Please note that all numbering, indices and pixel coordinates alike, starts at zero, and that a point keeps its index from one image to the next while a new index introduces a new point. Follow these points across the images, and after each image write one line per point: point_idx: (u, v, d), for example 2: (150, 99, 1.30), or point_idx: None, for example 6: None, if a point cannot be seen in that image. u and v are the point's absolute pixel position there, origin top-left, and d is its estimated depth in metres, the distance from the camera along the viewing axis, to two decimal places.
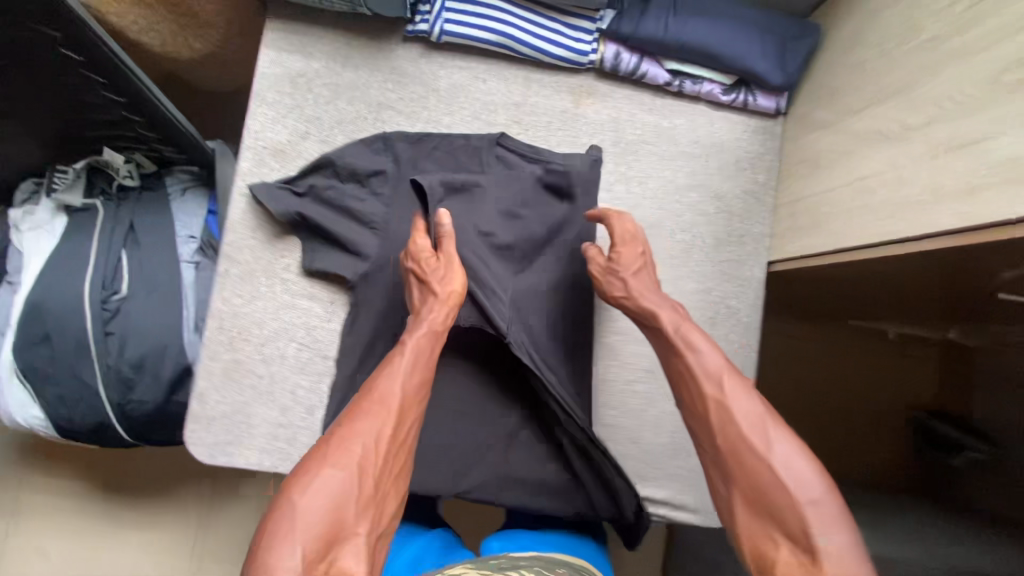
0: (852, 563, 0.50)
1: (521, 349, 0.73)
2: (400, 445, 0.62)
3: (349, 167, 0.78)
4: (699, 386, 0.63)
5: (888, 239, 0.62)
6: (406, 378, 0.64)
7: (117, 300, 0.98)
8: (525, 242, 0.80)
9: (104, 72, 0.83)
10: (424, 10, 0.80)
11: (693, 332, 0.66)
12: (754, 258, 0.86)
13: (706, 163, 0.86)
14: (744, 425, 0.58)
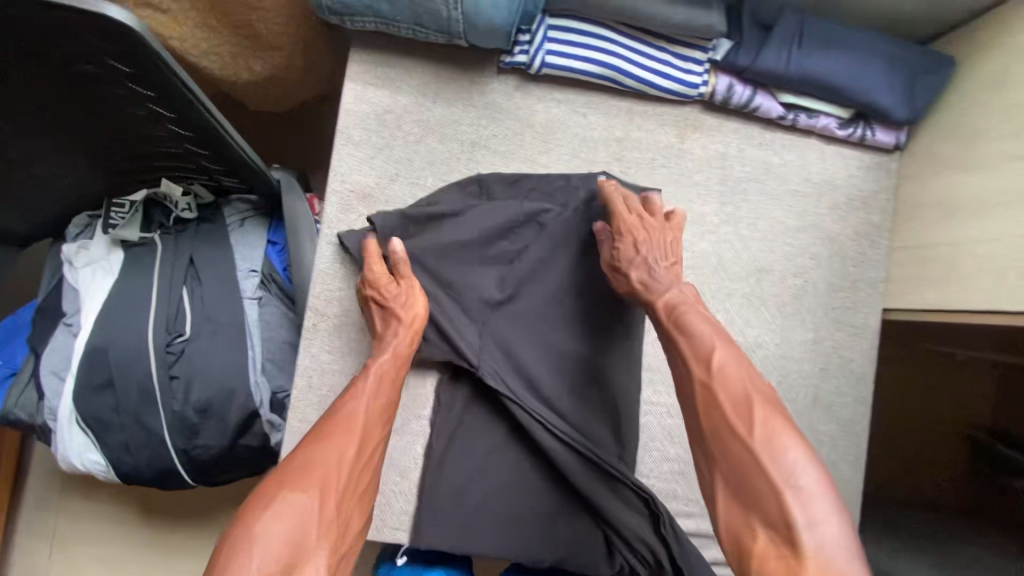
0: (836, 551, 0.48)
1: (494, 379, 0.72)
2: (364, 467, 0.61)
3: (437, 215, 0.72)
4: (688, 370, 0.61)
5: None
6: (369, 402, 0.64)
7: (181, 342, 0.92)
8: (531, 270, 0.74)
9: (173, 105, 0.76)
10: (524, 40, 0.73)
11: (691, 315, 0.63)
12: (868, 304, 0.81)
13: (817, 202, 0.80)
14: (730, 410, 0.56)
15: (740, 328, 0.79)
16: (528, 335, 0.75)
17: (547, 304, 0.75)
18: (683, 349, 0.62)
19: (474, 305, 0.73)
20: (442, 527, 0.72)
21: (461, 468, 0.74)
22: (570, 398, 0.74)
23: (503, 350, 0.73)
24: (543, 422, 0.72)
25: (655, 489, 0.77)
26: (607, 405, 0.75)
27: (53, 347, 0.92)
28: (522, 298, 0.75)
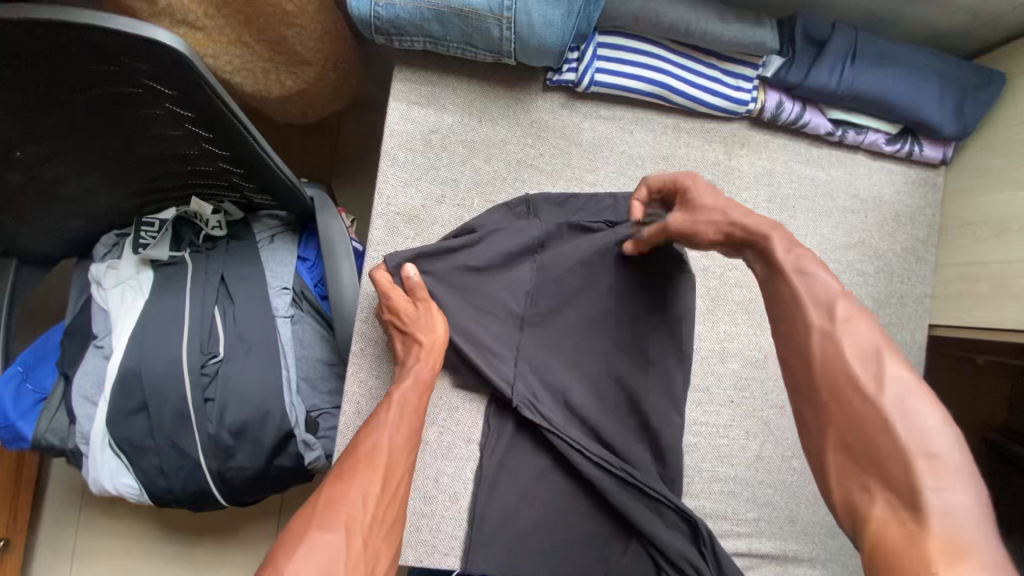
0: (975, 528, 0.37)
1: (529, 409, 0.70)
2: (391, 500, 0.59)
3: (477, 245, 0.71)
4: (803, 312, 0.48)
5: None
6: (393, 431, 0.63)
7: (216, 363, 0.91)
8: (568, 299, 0.73)
9: (214, 127, 0.74)
10: (573, 59, 0.72)
11: (802, 250, 0.51)
12: (915, 319, 0.80)
13: (864, 218, 0.80)
14: (854, 355, 0.44)
15: None
16: (562, 358, 0.73)
17: (576, 324, 0.73)
18: (793, 284, 0.50)
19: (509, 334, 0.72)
20: (492, 553, 0.70)
21: (509, 491, 0.72)
22: (610, 424, 0.72)
23: (535, 372, 0.72)
24: (582, 449, 0.70)
25: (707, 510, 0.76)
26: (646, 430, 0.73)
27: (84, 370, 0.90)
28: (558, 323, 0.73)
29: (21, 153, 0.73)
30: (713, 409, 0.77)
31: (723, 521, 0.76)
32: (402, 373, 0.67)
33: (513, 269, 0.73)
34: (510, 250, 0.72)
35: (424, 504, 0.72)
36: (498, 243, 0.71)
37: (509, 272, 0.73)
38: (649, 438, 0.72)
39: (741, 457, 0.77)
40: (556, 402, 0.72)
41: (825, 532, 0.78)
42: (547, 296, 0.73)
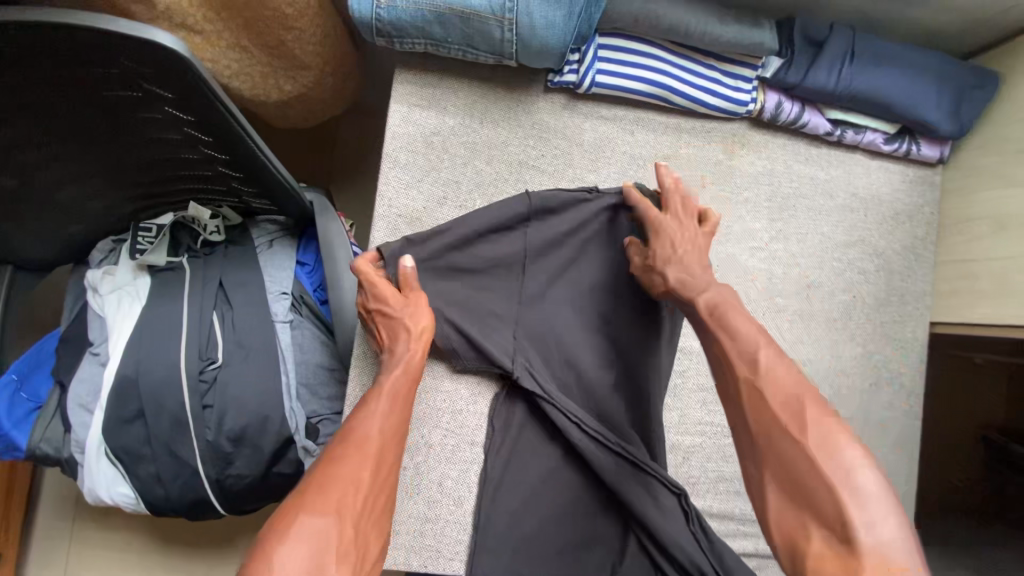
0: (902, 556, 0.41)
1: (529, 379, 0.71)
2: (380, 487, 0.57)
3: (472, 223, 0.70)
4: (731, 368, 0.54)
5: None
6: (384, 417, 0.61)
7: (214, 369, 0.90)
8: (560, 270, 0.74)
9: (213, 130, 0.73)
10: (574, 60, 0.72)
11: (734, 315, 0.56)
12: (915, 317, 0.80)
13: (863, 217, 0.80)
14: (779, 398, 0.49)
15: (791, 343, 0.78)
16: (557, 330, 0.73)
17: (567, 296, 0.74)
18: (724, 345, 0.55)
19: (507, 308, 0.72)
20: (500, 561, 0.70)
21: (514, 494, 0.72)
22: (607, 397, 0.73)
23: (533, 346, 0.72)
24: (577, 422, 0.71)
25: (712, 510, 0.75)
26: (642, 413, 0.74)
27: (79, 378, 0.88)
28: (552, 296, 0.74)
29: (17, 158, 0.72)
30: (718, 408, 0.77)
31: (728, 521, 0.76)
32: (390, 361, 0.66)
33: (500, 237, 0.72)
34: (502, 222, 0.71)
35: (428, 508, 0.71)
36: (492, 218, 0.71)
37: (502, 243, 0.72)
38: (648, 424, 0.74)
39: None
40: (551, 374, 0.73)
41: None
42: (541, 268, 0.73)
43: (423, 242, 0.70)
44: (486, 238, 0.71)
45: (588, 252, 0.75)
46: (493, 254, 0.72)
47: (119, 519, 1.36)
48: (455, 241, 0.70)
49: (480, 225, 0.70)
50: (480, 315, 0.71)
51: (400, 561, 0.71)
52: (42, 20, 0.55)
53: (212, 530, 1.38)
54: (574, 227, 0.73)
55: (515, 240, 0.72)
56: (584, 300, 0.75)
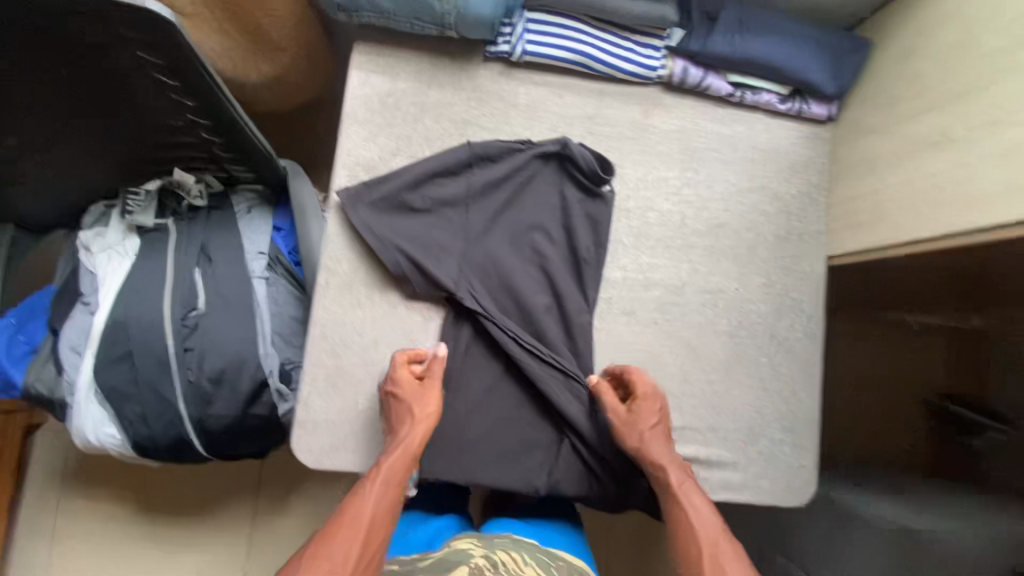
0: None
1: (471, 301, 0.82)
2: (367, 566, 0.64)
3: (421, 170, 0.82)
4: (695, 544, 0.70)
5: (962, 229, 0.70)
6: (378, 500, 0.69)
7: (196, 316, 0.99)
8: (500, 208, 0.85)
9: (198, 98, 0.85)
10: (506, 33, 0.85)
11: (696, 494, 0.74)
12: (813, 252, 0.92)
13: (763, 167, 0.93)
14: (734, 574, 0.67)
15: (704, 274, 0.90)
16: (497, 261, 0.84)
17: (506, 231, 0.85)
18: (690, 517, 0.72)
19: (452, 241, 0.83)
20: (453, 462, 0.80)
21: (462, 403, 0.82)
22: (541, 319, 0.84)
23: (475, 274, 0.83)
24: (514, 338, 0.83)
25: None
26: (572, 331, 0.85)
27: (72, 325, 0.98)
28: (493, 231, 0.85)
29: (29, 109, 0.84)
30: (639, 328, 0.88)
31: None
32: (393, 442, 0.74)
33: (447, 180, 0.83)
34: (447, 167, 0.83)
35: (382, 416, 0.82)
36: (437, 165, 0.82)
37: (447, 185, 0.83)
38: (574, 341, 0.85)
39: (665, 372, 0.88)
40: (491, 298, 0.84)
41: (741, 438, 0.88)
42: (482, 207, 0.84)
43: (377, 188, 0.81)
44: (434, 181, 0.83)
45: (524, 194, 0.86)
46: (440, 194, 0.83)
47: (106, 488, 1.46)
48: (407, 185, 0.82)
49: (427, 170, 0.82)
50: (428, 248, 0.82)
51: (358, 463, 0.81)
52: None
53: (197, 494, 1.48)
54: (512, 172, 0.85)
55: (459, 183, 0.83)
56: (521, 234, 0.86)
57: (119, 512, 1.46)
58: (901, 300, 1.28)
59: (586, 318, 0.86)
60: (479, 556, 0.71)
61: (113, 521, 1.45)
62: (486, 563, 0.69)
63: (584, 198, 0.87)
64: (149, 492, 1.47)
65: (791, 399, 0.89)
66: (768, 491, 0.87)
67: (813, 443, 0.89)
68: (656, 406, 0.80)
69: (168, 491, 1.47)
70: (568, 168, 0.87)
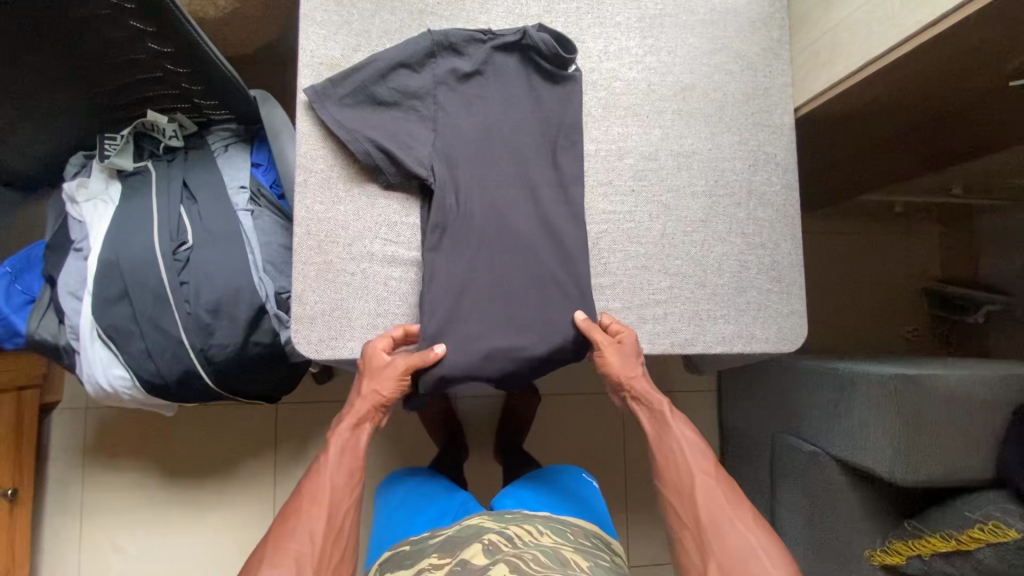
0: None
1: (445, 188, 0.83)
2: (336, 535, 0.70)
3: (385, 60, 0.82)
4: (688, 472, 0.76)
5: (914, 29, 0.72)
6: (337, 474, 0.74)
7: (186, 250, 1.01)
8: (468, 96, 0.86)
9: (155, 18, 0.87)
10: None
11: (684, 424, 0.80)
12: (781, 105, 0.93)
13: (723, 27, 0.93)
14: (726, 500, 0.73)
15: (675, 138, 0.90)
16: (468, 148, 0.85)
17: (475, 117, 0.86)
18: (682, 447, 0.78)
19: (422, 131, 0.84)
20: (458, 338, 0.82)
21: (449, 285, 0.83)
22: (517, 198, 0.86)
23: (448, 161, 0.84)
24: (494, 220, 0.85)
25: (624, 281, 0.87)
26: (553, 206, 0.87)
27: (66, 271, 0.99)
28: (462, 118, 0.85)
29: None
30: (617, 198, 0.89)
31: (641, 291, 0.87)
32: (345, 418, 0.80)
33: (411, 71, 0.84)
34: (411, 58, 0.83)
35: (378, 305, 0.83)
36: (401, 57, 0.83)
37: (412, 77, 0.84)
38: (553, 226, 0.86)
39: (649, 236, 0.88)
40: (468, 182, 0.85)
41: (731, 291, 0.89)
42: (450, 94, 0.85)
43: (342, 80, 0.82)
44: (400, 71, 0.83)
45: (490, 88, 0.87)
46: (406, 84, 0.83)
47: (127, 460, 1.48)
48: (372, 77, 0.82)
49: (391, 62, 0.82)
50: (399, 139, 0.82)
51: (359, 350, 0.82)
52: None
53: (213, 456, 1.49)
54: (473, 56, 0.86)
55: (424, 76, 0.84)
56: (490, 117, 0.86)
57: (140, 485, 1.48)
58: (882, 171, 1.29)
59: (564, 196, 0.87)
60: (491, 532, 0.80)
61: (137, 492, 1.47)
62: (499, 538, 0.78)
63: (552, 86, 0.88)
64: (167, 461, 1.48)
65: (773, 249, 0.91)
66: (761, 340, 0.89)
67: (800, 289, 0.91)
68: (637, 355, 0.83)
69: (186, 456, 1.49)
70: (532, 57, 0.87)
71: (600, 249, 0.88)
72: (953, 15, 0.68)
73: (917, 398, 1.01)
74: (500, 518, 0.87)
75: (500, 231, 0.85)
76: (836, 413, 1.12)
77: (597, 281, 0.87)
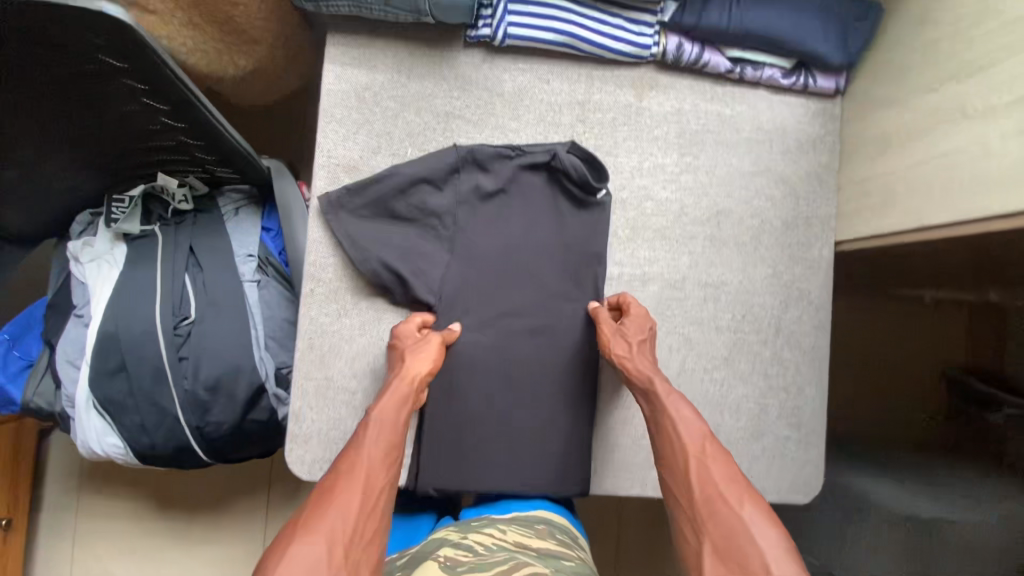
0: None
1: (455, 317, 0.80)
2: (372, 512, 0.60)
3: (405, 177, 0.78)
4: (682, 446, 0.67)
5: (960, 220, 0.66)
6: (373, 446, 0.65)
7: (188, 324, 0.98)
8: (491, 214, 0.81)
9: (168, 99, 0.82)
10: (487, 15, 0.79)
11: (683, 403, 0.70)
12: (821, 239, 0.87)
13: (769, 148, 0.87)
14: (721, 477, 0.63)
15: (705, 268, 0.85)
16: (483, 272, 0.81)
17: (495, 237, 0.81)
18: (683, 423, 0.68)
19: (437, 252, 0.80)
20: (458, 470, 0.80)
21: (451, 415, 0.80)
22: (531, 326, 0.82)
23: (459, 286, 0.80)
24: (505, 346, 0.81)
25: (636, 420, 0.84)
26: (567, 334, 0.82)
27: (66, 338, 0.97)
28: (481, 237, 0.81)
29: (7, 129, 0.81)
30: None
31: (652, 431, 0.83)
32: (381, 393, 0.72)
33: (434, 188, 0.80)
34: (434, 177, 0.79)
35: None
36: (426, 175, 0.79)
37: (432, 194, 0.79)
38: (564, 357, 0.82)
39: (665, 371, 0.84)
40: (478, 307, 0.81)
41: (746, 435, 0.85)
42: (471, 211, 0.81)
43: (360, 191, 0.78)
44: (422, 188, 0.79)
45: (514, 208, 0.82)
46: (424, 201, 0.79)
47: (122, 486, 1.48)
48: (391, 192, 0.78)
49: (412, 178, 0.78)
50: (413, 259, 0.79)
51: None
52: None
53: (207, 490, 1.49)
54: (501, 174, 0.81)
55: (446, 194, 0.80)
56: (512, 235, 0.82)
57: (132, 512, 1.47)
58: (918, 274, 1.22)
59: (580, 325, 0.83)
60: (447, 546, 0.69)
61: (129, 518, 1.47)
62: (458, 552, 0.67)
63: (577, 209, 0.83)
64: (161, 491, 1.48)
65: (796, 394, 0.86)
66: (771, 490, 0.85)
67: (819, 437, 0.86)
68: (649, 327, 0.78)
69: (181, 487, 1.49)
70: (559, 178, 0.83)
71: (614, 380, 0.84)
72: (1009, 217, 0.62)
73: (929, 541, 0.99)
74: (465, 529, 0.77)
75: (511, 360, 0.81)
76: (842, 535, 1.08)
77: (608, 415, 0.84)
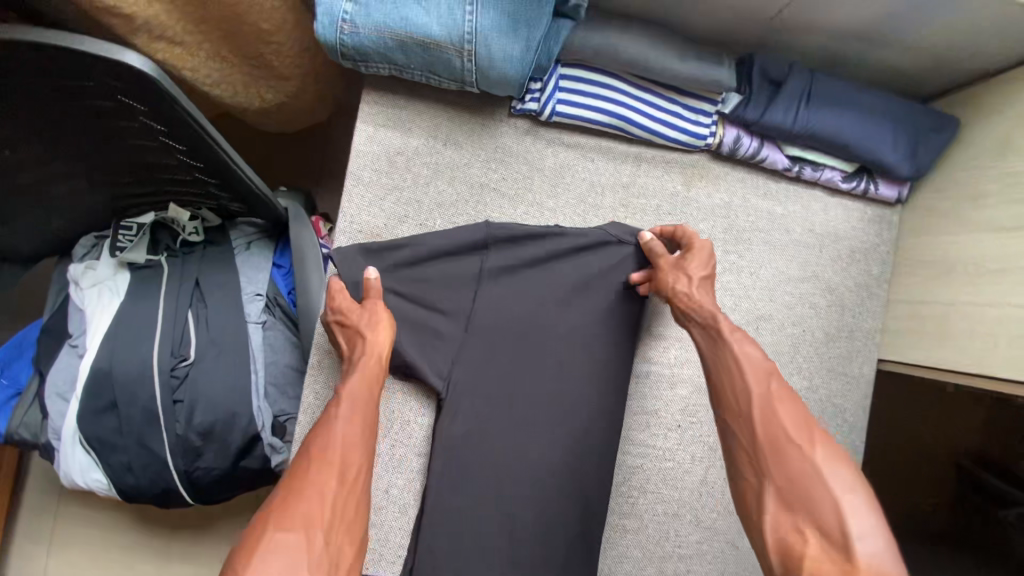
0: (883, 566, 0.48)
1: (466, 403, 0.75)
2: (349, 489, 0.59)
3: (430, 251, 0.73)
4: (744, 383, 0.60)
5: None
6: (345, 427, 0.62)
7: (185, 366, 0.93)
8: (517, 295, 0.75)
9: (187, 141, 0.74)
10: (535, 89, 0.74)
11: (749, 341, 0.62)
12: (863, 353, 0.83)
13: (819, 253, 0.82)
14: (789, 418, 0.56)
15: None
16: (501, 357, 0.75)
17: (518, 320, 0.75)
18: (746, 360, 0.61)
19: (455, 332, 0.74)
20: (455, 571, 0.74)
21: (452, 510, 0.74)
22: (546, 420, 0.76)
23: (472, 370, 0.75)
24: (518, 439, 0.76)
25: (649, 531, 0.81)
26: (583, 432, 0.77)
27: (57, 368, 0.93)
28: (502, 319, 0.75)
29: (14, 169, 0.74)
30: (660, 433, 0.81)
31: (665, 542, 0.81)
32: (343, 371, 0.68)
33: (457, 262, 0.74)
34: (460, 252, 0.74)
35: (373, 514, 0.76)
36: (455, 251, 0.73)
37: (454, 268, 0.74)
38: (580, 458, 0.77)
39: (684, 481, 0.82)
40: (492, 395, 0.75)
41: None
42: (496, 290, 0.75)
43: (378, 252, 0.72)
44: (445, 261, 0.74)
45: (543, 292, 0.76)
46: (445, 274, 0.74)
47: (71, 508, 1.22)
48: (412, 262, 0.73)
49: (438, 250, 0.73)
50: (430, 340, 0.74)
51: None
52: (20, 38, 0.55)
53: (177, 517, 1.23)
54: (533, 255, 0.75)
55: (469, 269, 0.74)
56: (536, 320, 0.76)
57: (87, 539, 1.22)
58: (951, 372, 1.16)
59: (600, 424, 0.78)
60: None
61: (81, 548, 1.21)
62: None
63: (607, 297, 0.77)
64: (123, 515, 1.23)
65: None
66: None
67: None
68: (711, 259, 0.71)
69: (148, 512, 1.23)
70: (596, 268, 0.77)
71: (630, 486, 0.81)
72: None
73: None
74: None
75: (522, 455, 0.76)
76: None
77: (621, 521, 0.80)
